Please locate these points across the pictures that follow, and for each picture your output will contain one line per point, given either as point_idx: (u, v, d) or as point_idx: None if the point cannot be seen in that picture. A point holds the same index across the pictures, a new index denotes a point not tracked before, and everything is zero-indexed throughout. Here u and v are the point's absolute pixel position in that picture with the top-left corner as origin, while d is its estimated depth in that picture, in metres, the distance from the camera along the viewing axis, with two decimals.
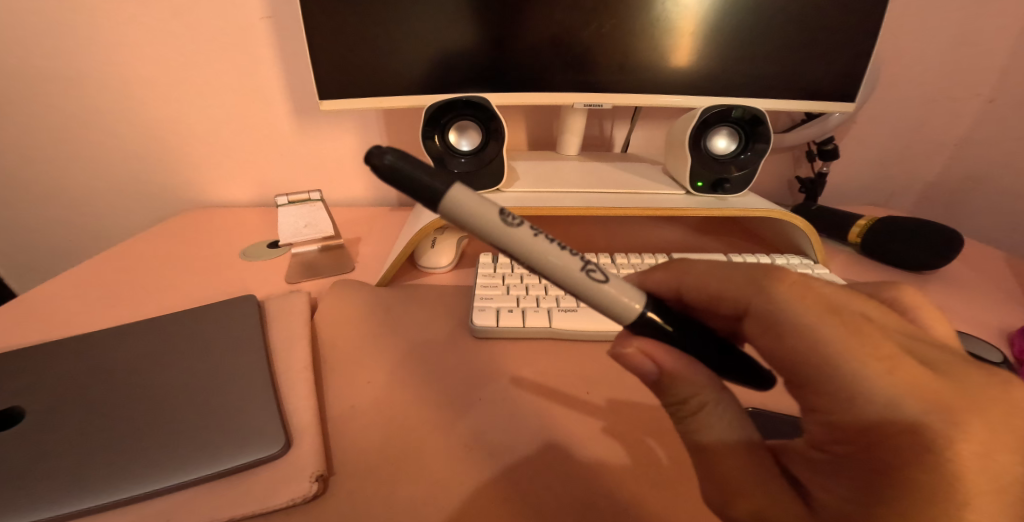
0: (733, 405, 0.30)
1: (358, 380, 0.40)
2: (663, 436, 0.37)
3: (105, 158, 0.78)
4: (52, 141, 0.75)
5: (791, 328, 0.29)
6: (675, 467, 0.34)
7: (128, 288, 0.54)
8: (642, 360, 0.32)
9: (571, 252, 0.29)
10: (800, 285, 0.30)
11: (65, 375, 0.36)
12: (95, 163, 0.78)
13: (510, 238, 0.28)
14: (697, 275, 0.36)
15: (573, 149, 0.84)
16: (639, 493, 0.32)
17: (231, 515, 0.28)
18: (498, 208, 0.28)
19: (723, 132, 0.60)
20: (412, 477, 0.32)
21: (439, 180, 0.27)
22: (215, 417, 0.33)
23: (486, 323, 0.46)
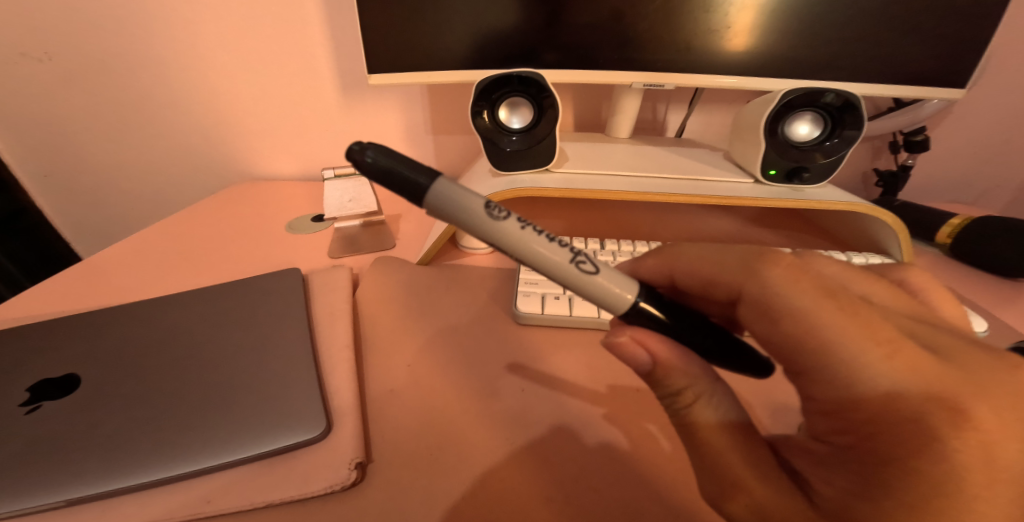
0: (728, 396, 0.29)
1: (397, 363, 0.38)
2: None
3: (165, 130, 0.80)
4: (120, 114, 0.78)
5: (787, 311, 0.27)
6: None
7: (182, 258, 0.56)
8: (636, 350, 0.30)
9: (559, 243, 0.27)
10: (795, 269, 0.28)
11: (122, 344, 0.37)
12: (156, 135, 0.81)
13: (494, 231, 0.26)
14: (690, 261, 0.34)
15: (624, 131, 0.79)
16: (698, 506, 0.29)
17: (271, 499, 0.27)
18: (483, 200, 0.26)
19: (806, 117, 0.54)
20: (453, 470, 0.30)
21: (423, 174, 0.26)
22: (256, 396, 0.32)
23: (531, 310, 0.43)
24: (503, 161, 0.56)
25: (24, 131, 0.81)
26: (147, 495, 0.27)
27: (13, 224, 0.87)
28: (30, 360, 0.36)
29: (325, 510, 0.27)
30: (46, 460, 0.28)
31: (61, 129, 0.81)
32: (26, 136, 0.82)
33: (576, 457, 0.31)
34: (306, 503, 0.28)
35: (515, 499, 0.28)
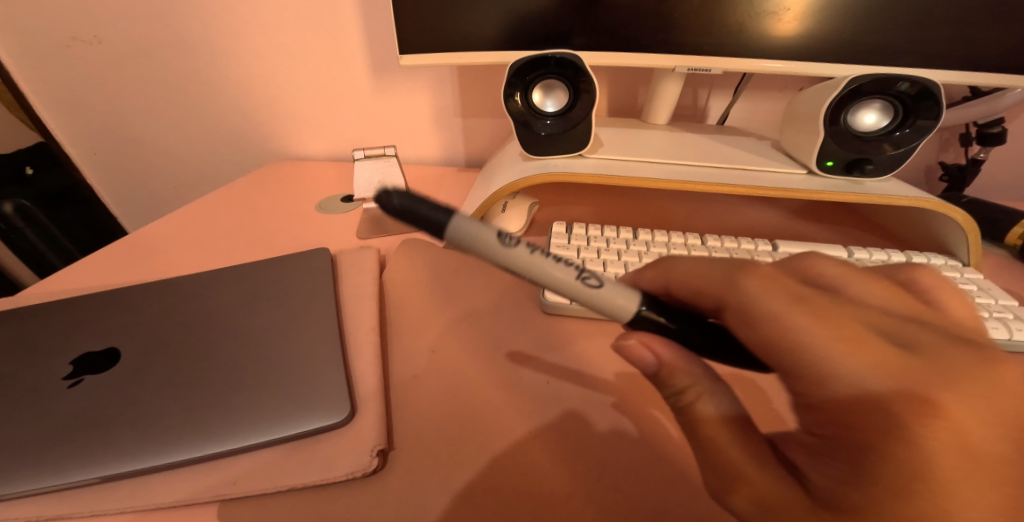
0: (729, 398, 0.27)
1: (420, 348, 0.37)
2: None
3: (206, 113, 0.82)
4: (166, 97, 0.81)
5: (767, 320, 0.24)
6: None
7: (218, 235, 0.57)
8: (641, 352, 0.27)
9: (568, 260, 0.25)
10: (771, 278, 0.26)
11: (157, 319, 0.38)
12: (199, 119, 0.83)
13: (509, 258, 0.24)
14: (683, 272, 0.30)
15: (661, 118, 0.75)
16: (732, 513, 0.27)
17: (293, 484, 0.27)
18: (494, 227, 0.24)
19: (875, 106, 0.49)
20: (474, 460, 0.29)
21: (434, 206, 0.23)
22: (280, 378, 0.32)
23: (558, 298, 0.40)
24: (535, 144, 0.53)
25: (78, 112, 0.85)
26: (178, 473, 0.28)
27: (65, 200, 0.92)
28: (74, 332, 0.37)
29: (346, 497, 0.27)
30: (83, 434, 0.29)
31: (111, 110, 0.84)
32: (80, 117, 0.85)
33: (603, 454, 0.30)
34: (328, 488, 0.27)
35: (538, 495, 0.27)
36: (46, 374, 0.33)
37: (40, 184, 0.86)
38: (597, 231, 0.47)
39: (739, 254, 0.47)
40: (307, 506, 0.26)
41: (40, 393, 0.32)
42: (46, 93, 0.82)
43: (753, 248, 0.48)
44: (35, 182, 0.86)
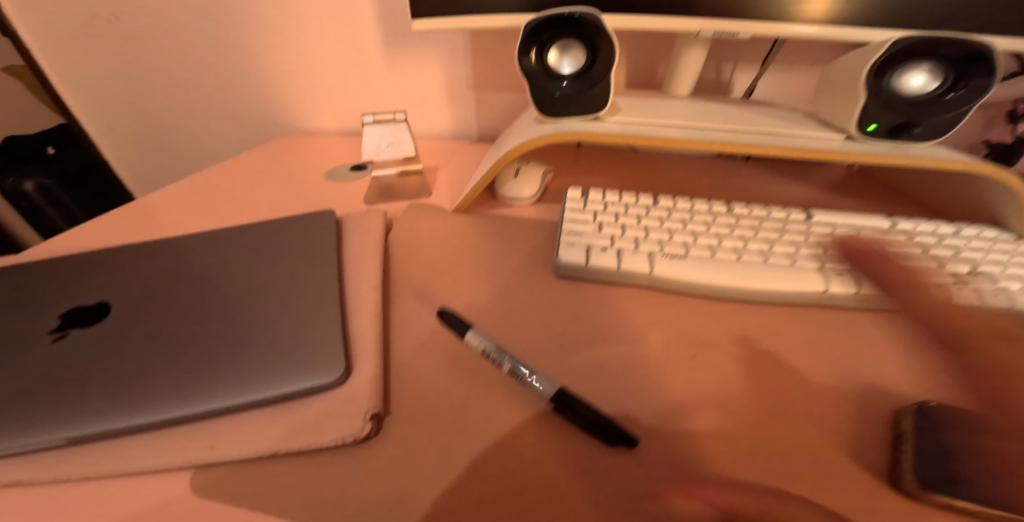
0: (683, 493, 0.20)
1: (424, 309, 0.35)
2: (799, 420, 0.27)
3: (217, 86, 0.81)
4: (179, 71, 0.79)
5: None
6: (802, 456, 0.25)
7: (224, 201, 0.55)
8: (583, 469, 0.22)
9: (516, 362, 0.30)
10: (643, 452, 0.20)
11: (152, 278, 0.36)
12: (210, 93, 0.82)
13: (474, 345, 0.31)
14: None
15: (686, 88, 0.68)
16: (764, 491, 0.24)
17: (276, 450, 0.25)
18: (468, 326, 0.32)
19: (924, 68, 0.44)
20: (476, 430, 0.26)
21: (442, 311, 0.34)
22: (271, 339, 0.30)
23: (573, 260, 0.37)
24: (554, 108, 0.50)
25: (92, 87, 0.84)
26: (154, 436, 0.26)
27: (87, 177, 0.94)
28: (68, 288, 0.35)
29: (334, 464, 0.25)
30: (61, 390, 0.27)
31: (124, 85, 0.83)
32: (94, 92, 0.85)
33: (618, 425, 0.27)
34: (315, 455, 0.25)
35: (544, 468, 0.24)
36: (36, 329, 0.32)
37: (63, 162, 0.89)
38: (614, 197, 0.43)
39: (770, 220, 0.42)
40: (291, 473, 0.24)
41: (25, 347, 0.30)
42: (61, 68, 0.81)
43: (783, 216, 0.42)
44: (56, 159, 0.88)
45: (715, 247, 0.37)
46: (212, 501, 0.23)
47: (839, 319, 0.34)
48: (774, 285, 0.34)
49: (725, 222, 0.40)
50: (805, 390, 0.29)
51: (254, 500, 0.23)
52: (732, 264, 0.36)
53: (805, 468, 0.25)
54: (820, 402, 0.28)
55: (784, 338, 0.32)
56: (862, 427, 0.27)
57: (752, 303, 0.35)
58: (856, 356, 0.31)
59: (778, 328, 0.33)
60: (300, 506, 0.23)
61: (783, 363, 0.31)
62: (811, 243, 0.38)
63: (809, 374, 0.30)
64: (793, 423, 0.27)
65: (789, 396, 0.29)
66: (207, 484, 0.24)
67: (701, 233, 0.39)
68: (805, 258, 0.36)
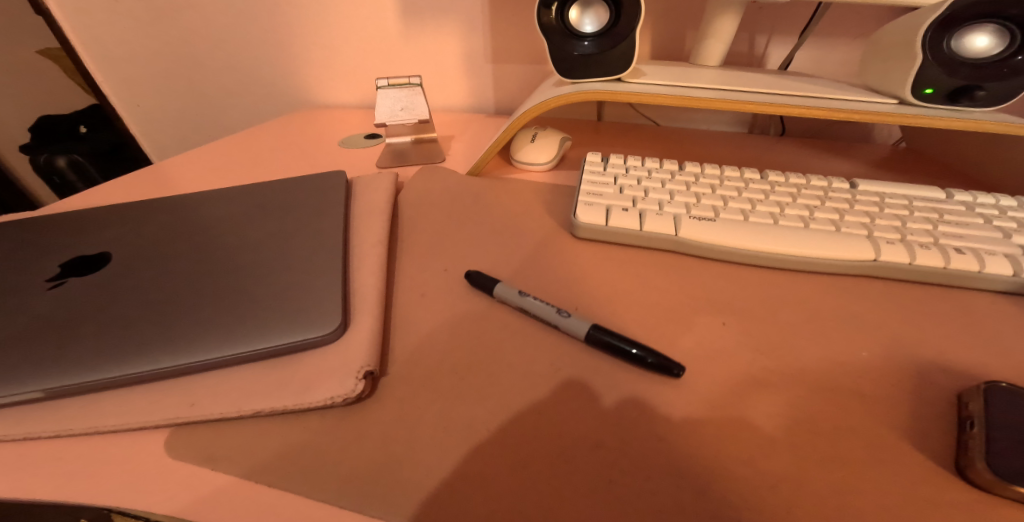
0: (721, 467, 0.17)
1: (433, 266, 0.33)
2: (840, 399, 0.24)
3: (237, 59, 0.80)
4: (201, 46, 0.79)
5: None
6: (843, 437, 0.23)
7: (238, 166, 0.54)
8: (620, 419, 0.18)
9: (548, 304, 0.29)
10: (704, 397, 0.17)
11: (153, 232, 0.35)
12: (230, 66, 0.81)
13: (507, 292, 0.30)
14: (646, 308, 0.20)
15: (714, 61, 0.57)
16: (797, 470, 0.21)
17: (258, 409, 0.23)
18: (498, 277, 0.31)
19: (1003, 21, 0.35)
20: (479, 395, 0.24)
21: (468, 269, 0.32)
22: (263, 295, 0.28)
23: (592, 220, 0.35)
24: (573, 67, 0.46)
25: (117, 63, 0.84)
26: (137, 390, 0.24)
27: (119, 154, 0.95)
28: (72, 239, 0.35)
29: (322, 426, 0.23)
30: (48, 338, 0.26)
31: (146, 60, 0.83)
32: (119, 67, 0.85)
33: (634, 395, 0.24)
34: (303, 415, 0.23)
35: (552, 437, 0.22)
36: (33, 278, 0.31)
37: (94, 141, 0.90)
38: (637, 161, 0.41)
39: (811, 185, 0.38)
40: (277, 434, 0.23)
41: (21, 294, 0.30)
42: (88, 42, 0.82)
43: (824, 182, 0.38)
44: (90, 138, 0.90)
45: (748, 211, 0.34)
46: (190, 462, 0.22)
47: (888, 292, 0.30)
48: (815, 251, 0.31)
49: (758, 187, 0.37)
50: (849, 366, 0.26)
51: (231, 463, 0.21)
52: (767, 228, 0.32)
53: (847, 449, 0.22)
54: (866, 379, 0.25)
55: (826, 308, 0.29)
56: (915, 408, 0.24)
57: (789, 270, 0.32)
58: (909, 332, 0.28)
59: (819, 299, 0.30)
60: (284, 469, 0.21)
61: (825, 336, 0.27)
62: (857, 211, 0.34)
63: (854, 348, 0.27)
64: (834, 400, 0.24)
65: (831, 371, 0.26)
66: (185, 443, 0.23)
67: (732, 198, 0.36)
68: (851, 224, 0.33)
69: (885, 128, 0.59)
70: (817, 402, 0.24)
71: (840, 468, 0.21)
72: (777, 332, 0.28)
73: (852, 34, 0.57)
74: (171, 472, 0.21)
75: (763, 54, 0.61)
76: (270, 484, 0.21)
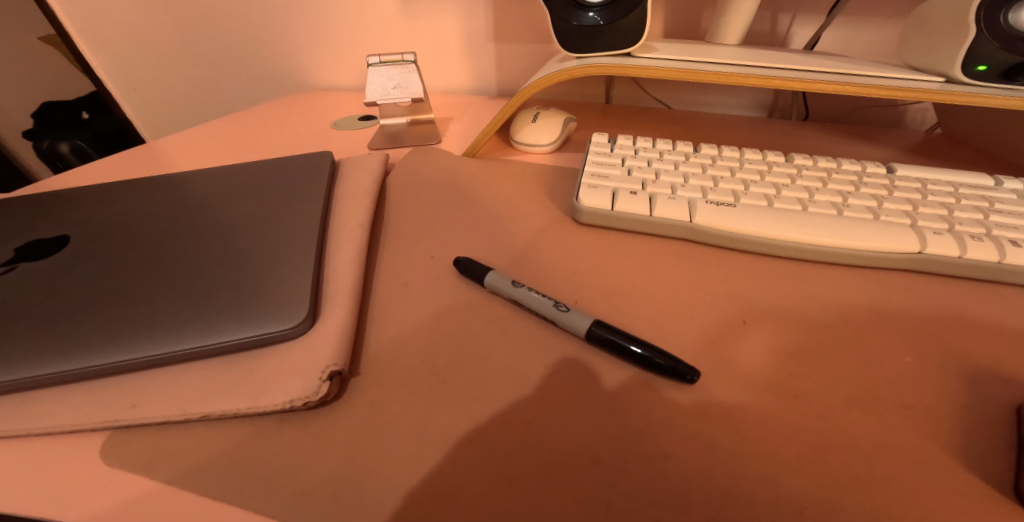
0: None
1: (418, 254, 0.30)
2: (880, 411, 0.21)
3: (231, 41, 0.76)
4: (194, 29, 0.76)
5: None
6: (884, 457, 0.19)
7: (224, 147, 0.51)
8: None
9: (544, 296, 0.26)
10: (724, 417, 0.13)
11: (120, 214, 0.33)
12: (225, 50, 0.78)
13: (499, 283, 0.27)
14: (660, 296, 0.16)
15: (732, 38, 0.53)
16: (830, 497, 0.18)
17: (207, 412, 0.20)
18: (491, 267, 0.28)
19: None
20: (461, 399, 0.21)
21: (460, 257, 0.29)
22: (224, 284, 0.25)
23: (596, 204, 0.31)
24: (576, 41, 0.42)
25: (111, 48, 0.82)
26: (78, 387, 0.22)
27: (121, 142, 0.94)
28: (35, 219, 0.33)
29: (278, 433, 0.20)
30: None
31: (137, 42, 0.80)
32: (110, 50, 0.82)
33: (638, 402, 0.21)
34: (258, 420, 0.21)
35: (542, 450, 0.19)
36: None
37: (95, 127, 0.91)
38: (647, 143, 0.37)
39: (843, 169, 0.34)
40: (229, 440, 0.20)
41: None
42: (82, 27, 0.79)
43: (857, 165, 0.34)
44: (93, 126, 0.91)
45: (772, 197, 0.30)
46: (127, 471, 0.19)
47: (934, 289, 0.27)
48: (850, 240, 0.27)
49: (783, 171, 0.33)
50: (891, 373, 0.22)
51: (173, 472, 0.19)
52: (795, 215, 0.29)
53: (890, 472, 0.19)
54: (912, 389, 0.22)
55: (861, 305, 0.26)
56: (972, 425, 0.20)
57: (819, 262, 0.28)
58: (960, 335, 0.24)
59: (852, 294, 0.26)
60: (231, 481, 0.18)
61: (860, 338, 0.24)
62: (897, 198, 0.30)
63: (896, 351, 0.23)
64: (875, 413, 0.21)
65: (869, 378, 0.22)
66: (124, 449, 0.20)
67: (754, 182, 0.32)
68: (891, 212, 0.29)
69: (918, 112, 0.55)
70: (853, 414, 0.21)
71: (884, 495, 0.18)
72: (805, 333, 0.24)
73: (885, 13, 0.51)
74: (108, 480, 0.19)
75: (787, 34, 0.56)
76: (215, 497, 0.18)
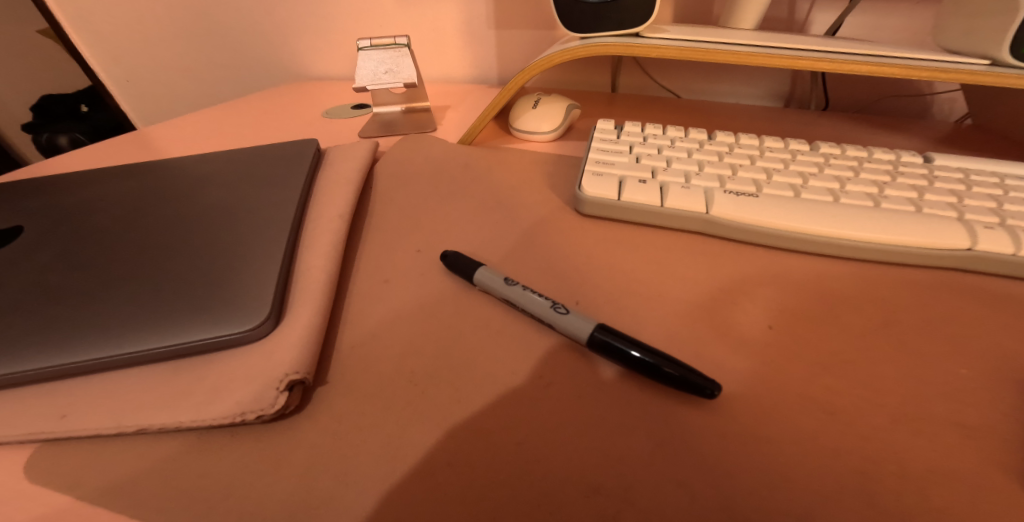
0: None
1: (403, 248, 0.27)
2: (935, 433, 0.18)
3: (223, 29, 0.74)
4: (186, 17, 0.74)
5: None
6: (944, 489, 0.16)
7: (209, 134, 0.49)
8: None
9: (543, 296, 0.23)
10: None
11: (83, 202, 0.30)
12: (219, 39, 0.75)
13: (492, 282, 0.24)
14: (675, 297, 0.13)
15: (748, 21, 0.49)
16: None
17: (145, 425, 0.17)
18: (483, 264, 0.25)
19: None
20: (440, 413, 0.18)
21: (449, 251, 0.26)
22: (181, 280, 0.23)
23: (600, 194, 0.28)
24: (580, 20, 0.39)
25: (103, 38, 0.79)
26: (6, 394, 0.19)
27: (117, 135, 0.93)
28: None
29: (224, 451, 0.17)
30: None
31: (127, 31, 0.77)
32: (101, 40, 0.80)
33: (646, 419, 0.18)
34: (204, 434, 0.18)
35: (535, 476, 0.16)
36: None
37: (92, 120, 0.90)
38: (657, 129, 0.34)
39: (875, 158, 0.31)
40: (170, 458, 0.17)
41: None
42: (73, 19, 0.77)
43: (889, 154, 0.31)
44: (89, 119, 0.90)
45: (798, 187, 0.27)
46: (50, 491, 0.16)
47: (986, 291, 0.23)
48: (888, 235, 0.24)
49: (809, 159, 0.30)
50: (942, 387, 0.19)
51: (101, 495, 0.16)
52: (825, 207, 0.26)
53: (952, 507, 0.15)
54: (972, 407, 0.18)
55: (903, 309, 0.22)
56: None
57: (851, 259, 0.25)
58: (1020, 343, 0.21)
59: (890, 295, 0.23)
60: (165, 507, 0.16)
61: (905, 346, 0.21)
62: (939, 189, 0.27)
63: (947, 362, 0.20)
64: (927, 434, 0.18)
65: (919, 394, 0.19)
66: (49, 465, 0.17)
67: (777, 170, 0.29)
68: (934, 204, 0.26)
69: (946, 102, 0.51)
70: (905, 437, 0.17)
71: None
72: (840, 339, 0.21)
73: None
74: (26, 502, 0.16)
75: (806, 20, 0.53)
76: None
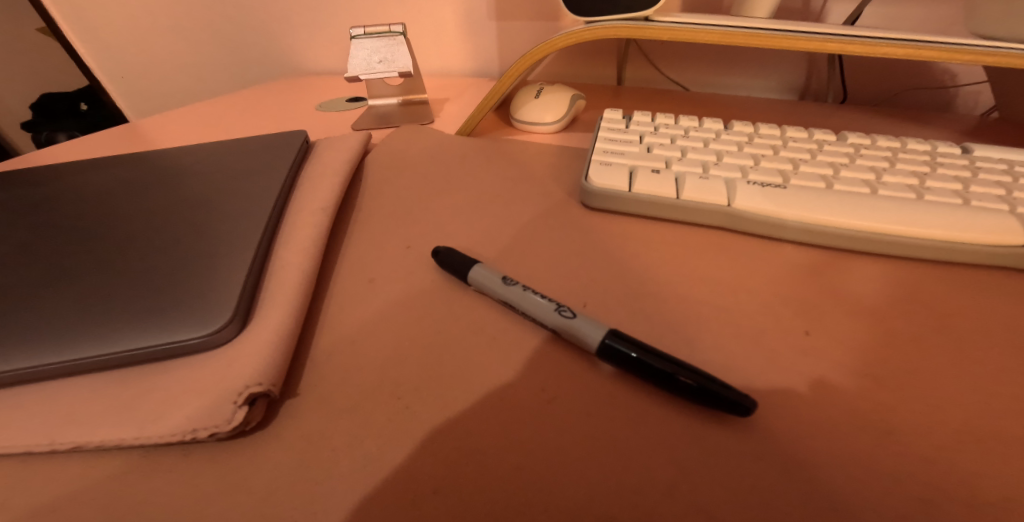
0: None
1: (392, 244, 0.25)
2: (1010, 457, 0.15)
3: (218, 23, 0.72)
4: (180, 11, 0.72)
5: None
6: None
7: (197, 127, 0.47)
8: None
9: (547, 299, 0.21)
10: None
11: (51, 195, 0.28)
12: (214, 33, 0.74)
13: (490, 283, 0.21)
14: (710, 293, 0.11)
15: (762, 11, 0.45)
16: None
17: (82, 442, 0.15)
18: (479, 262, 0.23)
19: None
20: (426, 431, 0.16)
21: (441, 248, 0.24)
22: (142, 278, 0.20)
23: (610, 185, 0.26)
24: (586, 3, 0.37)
25: (98, 34, 0.77)
26: None
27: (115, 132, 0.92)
28: None
29: (171, 474, 0.15)
30: None
31: (122, 26, 0.76)
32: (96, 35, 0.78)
33: (666, 439, 0.16)
34: (151, 453, 0.15)
35: (535, 508, 0.14)
36: None
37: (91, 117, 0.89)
38: (670, 118, 0.32)
39: (909, 148, 0.28)
40: (108, 480, 0.15)
41: None
42: (68, 14, 0.75)
43: (925, 144, 0.29)
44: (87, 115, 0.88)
45: (829, 177, 0.25)
46: None
47: None
48: (933, 230, 0.22)
49: (837, 149, 0.27)
50: (1010, 402, 0.16)
51: None
52: (859, 199, 0.23)
53: None
54: None
55: (953, 313, 0.20)
56: None
57: (890, 257, 0.23)
58: None
59: (938, 298, 0.21)
60: None
61: (960, 355, 0.18)
62: (986, 181, 0.24)
63: (1011, 374, 0.17)
64: (999, 458, 0.15)
65: (984, 411, 0.16)
66: None
67: (804, 160, 0.26)
68: (982, 197, 0.23)
69: (971, 95, 0.48)
70: (973, 462, 0.15)
71: None
72: (886, 349, 0.18)
73: None
74: None
75: (822, 10, 0.50)
76: None
